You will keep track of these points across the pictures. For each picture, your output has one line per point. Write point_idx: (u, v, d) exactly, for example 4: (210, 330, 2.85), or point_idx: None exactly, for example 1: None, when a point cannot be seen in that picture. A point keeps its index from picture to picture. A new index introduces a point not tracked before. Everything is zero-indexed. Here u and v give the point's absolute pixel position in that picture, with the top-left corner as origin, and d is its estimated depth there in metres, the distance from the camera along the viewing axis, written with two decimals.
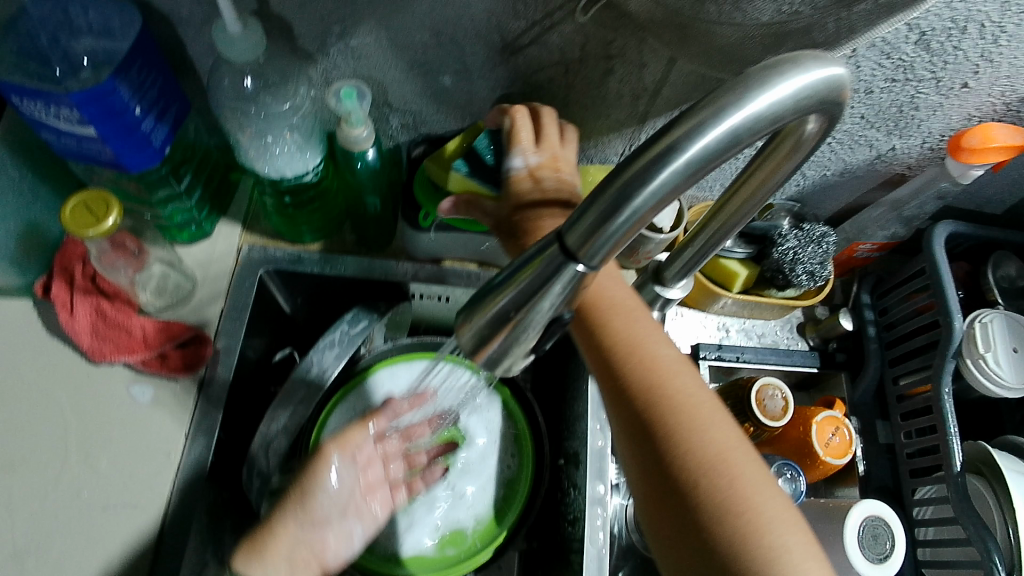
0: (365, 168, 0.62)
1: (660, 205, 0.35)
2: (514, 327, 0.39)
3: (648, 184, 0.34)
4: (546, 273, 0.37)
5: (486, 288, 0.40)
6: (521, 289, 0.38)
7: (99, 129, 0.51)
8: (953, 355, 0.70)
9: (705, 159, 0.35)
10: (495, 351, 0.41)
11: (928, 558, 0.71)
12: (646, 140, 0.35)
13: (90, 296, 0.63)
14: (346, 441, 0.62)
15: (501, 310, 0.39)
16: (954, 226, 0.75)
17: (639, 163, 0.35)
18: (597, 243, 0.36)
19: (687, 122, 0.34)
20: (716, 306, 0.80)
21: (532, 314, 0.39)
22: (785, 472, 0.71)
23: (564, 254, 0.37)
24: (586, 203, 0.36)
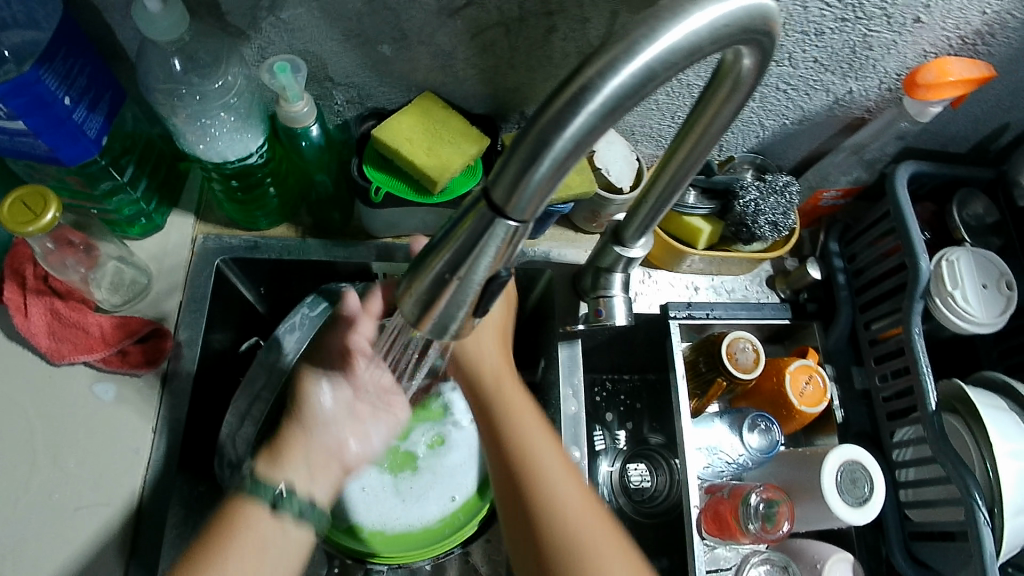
0: (310, 145, 0.61)
1: (584, 150, 0.34)
2: (454, 290, 0.39)
3: (565, 130, 0.33)
4: (478, 231, 0.37)
5: (427, 250, 0.40)
6: (456, 248, 0.37)
7: (28, 121, 0.50)
8: (921, 296, 0.70)
9: (624, 96, 0.34)
10: (438, 315, 0.41)
11: (909, 498, 0.72)
12: (563, 83, 0.34)
13: (45, 296, 0.62)
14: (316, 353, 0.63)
15: (438, 274, 0.38)
16: (916, 166, 0.74)
17: (555, 106, 0.33)
18: (523, 194, 0.35)
19: (598, 63, 0.33)
20: (684, 264, 0.80)
21: (471, 274, 0.38)
22: (760, 424, 0.74)
23: (493, 210, 0.36)
24: (509, 152, 0.34)
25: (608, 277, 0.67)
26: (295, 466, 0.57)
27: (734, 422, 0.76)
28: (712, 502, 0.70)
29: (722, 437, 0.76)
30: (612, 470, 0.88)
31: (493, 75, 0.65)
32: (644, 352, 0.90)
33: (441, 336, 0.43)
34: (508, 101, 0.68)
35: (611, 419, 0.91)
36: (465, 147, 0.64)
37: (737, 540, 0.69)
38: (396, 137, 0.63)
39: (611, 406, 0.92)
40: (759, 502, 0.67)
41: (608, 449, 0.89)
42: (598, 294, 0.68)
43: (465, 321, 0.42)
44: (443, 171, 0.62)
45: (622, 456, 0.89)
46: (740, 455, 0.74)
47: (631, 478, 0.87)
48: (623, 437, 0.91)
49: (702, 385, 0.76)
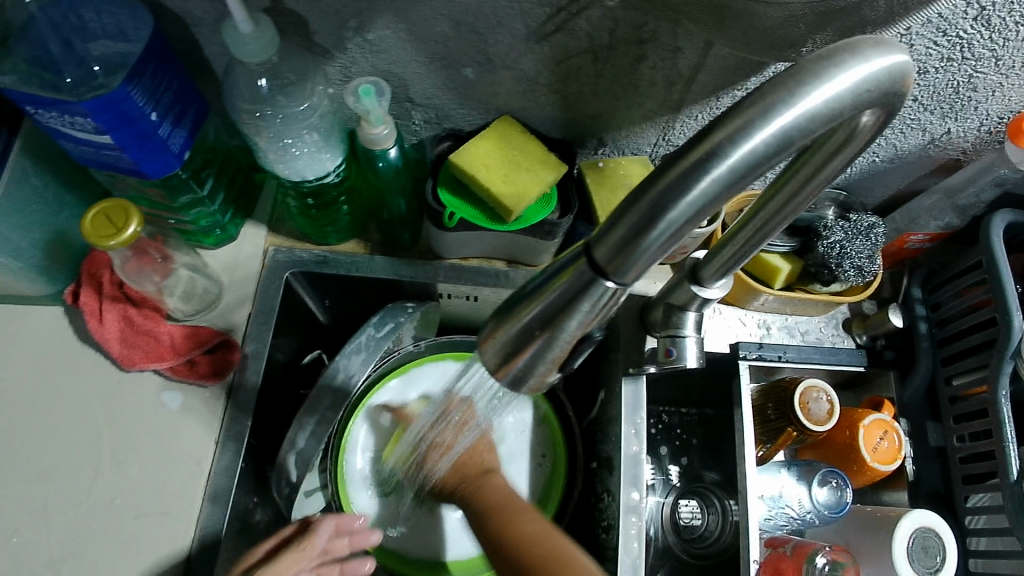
0: (387, 166, 0.60)
1: (702, 215, 0.33)
2: (541, 346, 0.37)
3: (686, 195, 0.32)
4: (574, 290, 0.35)
5: (515, 297, 0.38)
6: (549, 303, 0.36)
7: (114, 136, 0.50)
8: (1012, 357, 0.66)
9: (754, 163, 0.32)
10: (520, 370, 0.39)
11: (980, 569, 0.68)
12: (685, 145, 0.33)
13: (119, 302, 0.63)
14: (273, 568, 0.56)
15: (525, 328, 0.37)
16: (1013, 216, 0.70)
17: (678, 168, 0.32)
18: (630, 257, 0.34)
19: (732, 122, 0.32)
20: (756, 302, 0.77)
21: (558, 334, 0.37)
22: (831, 480, 0.69)
23: (593, 269, 0.35)
24: (619, 213, 0.33)
25: (680, 314, 0.64)
26: None
27: (802, 475, 0.71)
28: (772, 557, 0.68)
29: (789, 488, 0.72)
30: (662, 502, 0.87)
31: (575, 102, 0.63)
32: (705, 387, 0.88)
33: (521, 389, 0.41)
34: (587, 127, 0.67)
35: (664, 452, 0.90)
36: (543, 174, 0.63)
37: None
38: (477, 164, 0.62)
39: (666, 440, 0.90)
40: (825, 564, 0.64)
41: (659, 486, 0.87)
42: (668, 333, 0.65)
43: (548, 376, 0.41)
44: (520, 202, 0.61)
45: (674, 491, 0.87)
46: (806, 512, 0.70)
47: (680, 515, 0.85)
48: (675, 471, 0.89)
49: (771, 433, 0.73)
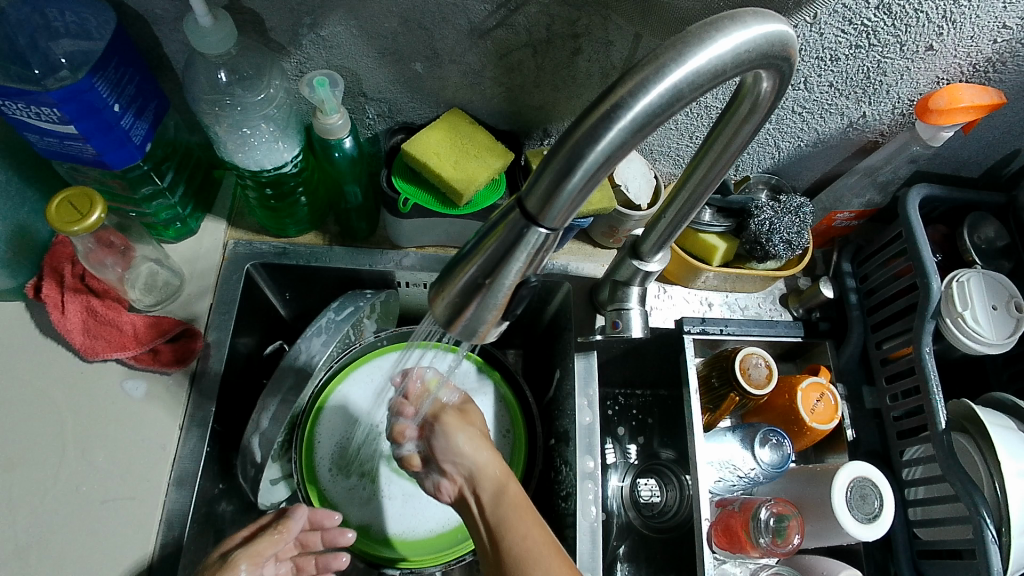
0: (343, 156, 0.63)
1: (615, 161, 0.37)
2: (485, 295, 0.41)
3: (598, 142, 0.35)
4: (510, 239, 0.39)
5: (458, 256, 0.42)
6: (488, 256, 0.39)
7: (80, 126, 0.52)
8: (932, 316, 0.71)
9: (652, 115, 0.36)
10: (467, 320, 0.43)
11: (919, 517, 0.72)
12: (598, 100, 0.36)
13: (81, 294, 0.64)
14: (254, 555, 0.58)
15: (471, 278, 0.40)
16: (928, 189, 0.76)
17: (590, 121, 0.36)
18: (556, 203, 0.37)
19: (632, 79, 0.36)
20: (699, 280, 0.81)
21: (499, 281, 0.40)
22: (771, 438, 0.74)
23: (526, 218, 0.38)
24: (543, 164, 0.37)
25: (626, 290, 0.68)
26: None
27: (745, 437, 0.76)
28: (722, 516, 0.72)
29: (733, 451, 0.76)
30: (622, 485, 0.89)
31: (519, 93, 0.67)
32: (658, 367, 0.92)
33: (469, 339, 0.45)
34: (533, 118, 0.70)
35: (622, 433, 0.93)
36: (490, 161, 0.66)
37: (748, 554, 0.70)
38: (426, 151, 0.65)
39: (623, 420, 0.93)
40: (769, 517, 0.68)
41: (618, 464, 0.90)
42: (614, 307, 0.69)
43: (493, 325, 0.44)
44: (470, 185, 0.65)
45: (632, 471, 0.90)
46: (752, 470, 0.74)
47: (640, 493, 0.88)
48: (634, 450, 0.92)
49: (715, 400, 0.78)
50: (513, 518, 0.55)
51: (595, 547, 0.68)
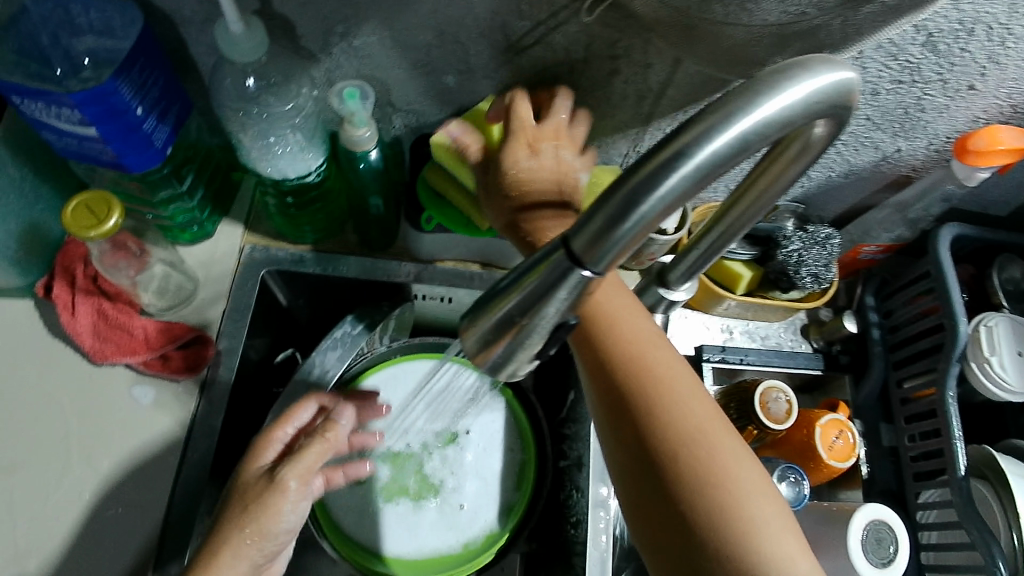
0: (367, 167, 0.61)
1: (670, 211, 0.35)
2: (519, 332, 0.39)
3: (654, 192, 0.34)
4: (553, 278, 0.36)
5: (492, 288, 0.39)
6: (527, 294, 0.37)
7: (100, 129, 0.51)
8: (958, 359, 0.70)
9: (716, 163, 0.34)
10: (499, 353, 0.41)
11: (931, 562, 0.72)
12: (656, 147, 0.35)
13: (93, 296, 0.63)
14: (300, 468, 0.55)
15: (507, 314, 0.38)
16: (959, 229, 0.74)
17: (648, 167, 0.34)
18: (605, 248, 0.35)
19: (696, 126, 0.34)
20: (720, 307, 0.80)
21: (535, 319, 0.38)
22: (789, 475, 0.71)
23: (571, 259, 0.36)
24: (593, 209, 0.35)
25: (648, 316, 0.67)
26: None
27: (762, 472, 0.72)
28: None
29: None
30: None
31: None
32: None
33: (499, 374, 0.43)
34: None
35: None
36: None
37: None
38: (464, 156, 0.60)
39: None
40: None
41: None
42: None
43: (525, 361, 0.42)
44: None
45: None
46: None
47: None
48: None
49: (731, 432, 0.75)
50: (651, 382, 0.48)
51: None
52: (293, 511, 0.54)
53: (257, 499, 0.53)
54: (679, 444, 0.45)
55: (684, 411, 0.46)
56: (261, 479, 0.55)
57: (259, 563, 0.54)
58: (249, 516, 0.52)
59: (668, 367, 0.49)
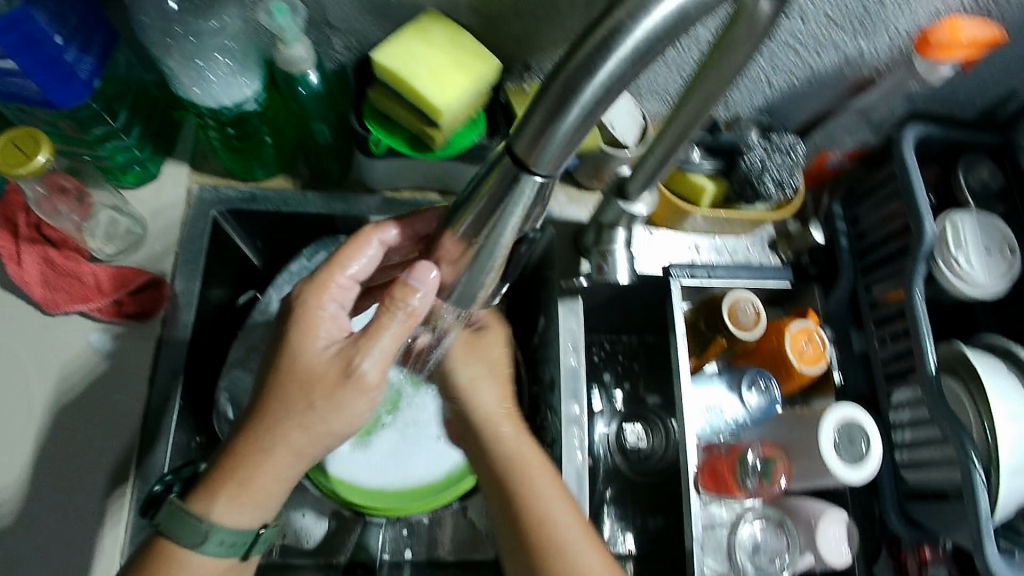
0: (308, 92, 0.59)
1: (612, 96, 0.34)
2: (481, 249, 0.41)
3: (592, 75, 0.33)
4: (503, 185, 0.38)
5: (457, 205, 0.42)
6: (483, 204, 0.39)
7: (18, 61, 0.48)
8: (924, 258, 0.70)
9: (656, 42, 0.33)
10: (470, 265, 0.43)
11: (905, 460, 0.73)
12: (589, 27, 0.33)
13: (38, 245, 0.61)
14: (377, 335, 0.51)
15: (471, 226, 0.41)
16: (923, 129, 0.73)
17: (588, 47, 0.33)
18: (546, 150, 0.35)
19: (629, 2, 0.32)
20: (686, 223, 0.78)
21: (497, 232, 0.40)
22: (759, 382, 0.75)
23: (516, 165, 0.37)
24: (532, 105, 0.35)
25: (610, 232, 0.66)
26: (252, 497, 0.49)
27: (733, 380, 0.77)
28: (709, 459, 0.72)
29: (721, 395, 0.78)
30: (608, 430, 0.89)
31: (496, 21, 0.62)
32: (645, 314, 0.89)
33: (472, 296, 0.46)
34: (511, 50, 0.66)
35: (607, 379, 0.92)
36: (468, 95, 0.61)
37: (733, 495, 0.71)
38: (405, 61, 0.56)
39: (609, 366, 0.93)
40: (757, 460, 0.71)
41: (605, 410, 0.89)
42: (600, 249, 0.67)
43: (493, 283, 0.45)
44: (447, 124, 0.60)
45: (618, 417, 0.89)
46: (739, 413, 0.76)
47: (626, 438, 0.88)
48: (620, 396, 0.91)
49: (702, 343, 0.77)
50: (528, 459, 0.58)
51: (581, 491, 0.67)
52: (361, 407, 0.52)
53: (327, 398, 0.51)
54: (521, 523, 0.55)
55: (504, 416, 0.61)
56: (331, 363, 0.51)
57: (321, 456, 0.53)
58: (323, 420, 0.51)
59: (495, 390, 0.63)
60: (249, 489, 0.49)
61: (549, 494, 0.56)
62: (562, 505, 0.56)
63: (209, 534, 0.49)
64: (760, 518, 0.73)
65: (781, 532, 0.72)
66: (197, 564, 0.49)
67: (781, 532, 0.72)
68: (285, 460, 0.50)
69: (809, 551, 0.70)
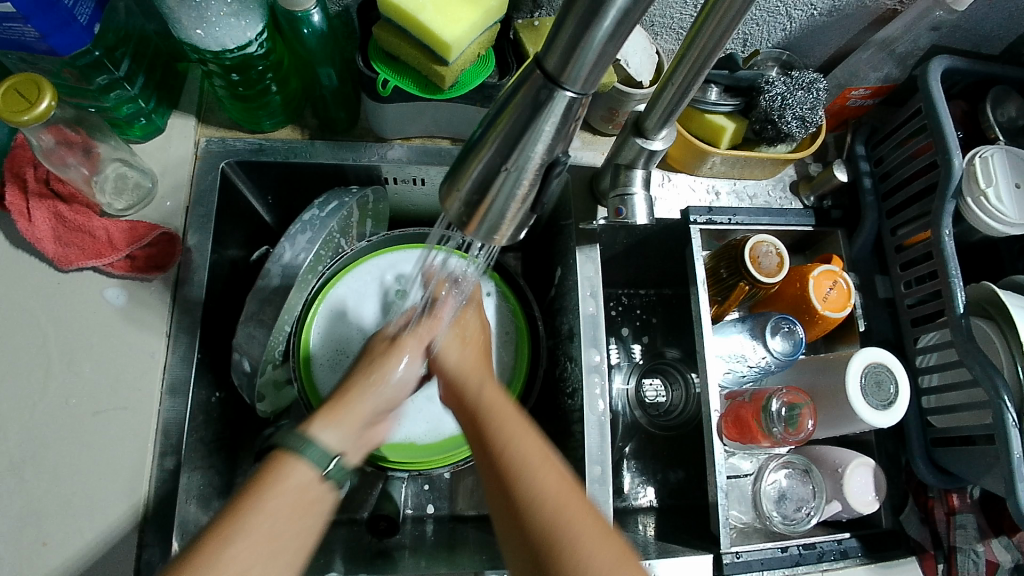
0: (312, 33, 0.57)
1: (647, 0, 0.32)
2: (503, 184, 0.37)
3: None
4: (530, 106, 0.35)
5: (468, 147, 0.38)
6: (510, 128, 0.35)
7: (17, 3, 0.47)
8: (952, 195, 0.67)
9: None
10: (487, 213, 0.38)
11: (932, 405, 0.70)
12: None
13: (47, 199, 0.60)
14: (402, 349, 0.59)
15: (489, 163, 0.36)
16: (950, 62, 0.70)
17: None
18: (581, 62, 0.33)
19: None
20: (705, 166, 0.77)
21: (522, 164, 0.36)
22: (783, 326, 0.71)
23: (547, 80, 0.35)
24: (563, 15, 0.33)
25: (629, 173, 0.65)
26: (342, 424, 0.48)
27: (755, 327, 0.73)
28: (733, 407, 0.72)
29: (742, 343, 0.73)
30: (627, 386, 0.87)
31: None
32: (663, 266, 0.87)
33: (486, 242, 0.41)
34: None
35: (626, 333, 0.91)
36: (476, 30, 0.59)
37: (758, 443, 0.70)
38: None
39: (627, 320, 0.91)
40: (781, 407, 0.67)
41: (624, 364, 0.89)
42: (617, 192, 0.65)
43: (513, 224, 0.40)
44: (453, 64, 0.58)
45: (638, 370, 0.88)
46: (763, 359, 0.72)
47: (646, 393, 0.86)
48: (638, 350, 0.90)
49: (723, 291, 0.76)
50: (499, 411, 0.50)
51: (603, 440, 0.66)
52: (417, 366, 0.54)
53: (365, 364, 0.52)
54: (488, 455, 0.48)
55: (480, 373, 0.54)
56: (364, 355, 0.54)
57: (371, 428, 0.51)
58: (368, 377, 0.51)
59: (464, 348, 0.56)
60: (337, 417, 0.48)
61: (522, 452, 0.47)
62: (541, 463, 0.46)
63: (310, 441, 0.46)
64: (785, 466, 0.70)
65: (807, 480, 0.70)
66: (299, 487, 0.44)
67: (806, 480, 0.70)
68: (368, 400, 0.50)
69: (835, 499, 0.68)
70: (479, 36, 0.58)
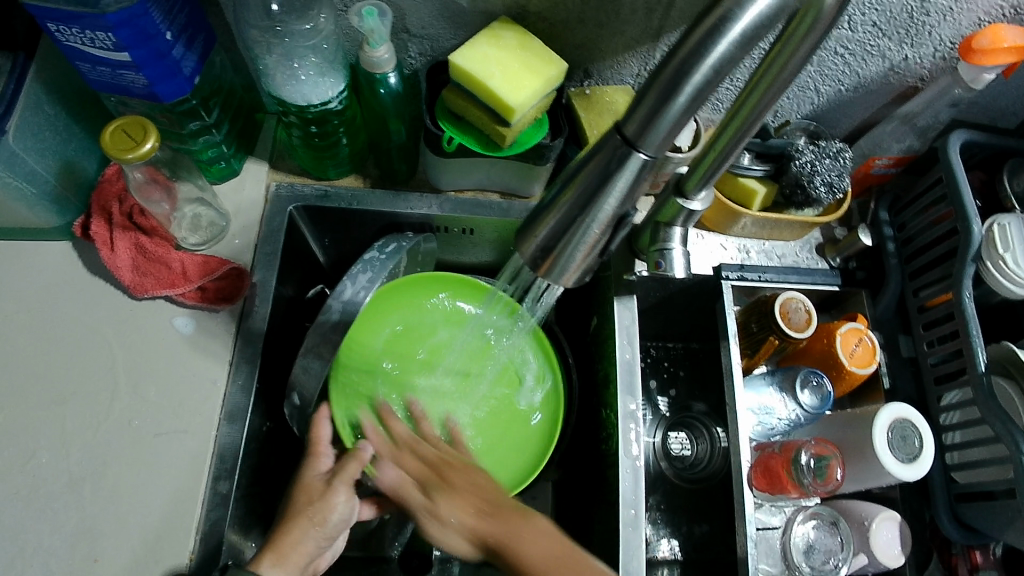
0: (388, 92, 0.63)
1: (719, 77, 0.37)
2: (576, 234, 0.41)
3: (705, 59, 0.36)
4: (608, 164, 0.39)
5: (539, 206, 0.43)
6: (586, 184, 0.40)
7: (134, 53, 0.53)
8: (972, 260, 0.70)
9: (759, 24, 0.36)
10: (558, 258, 0.42)
11: (956, 461, 0.72)
12: (698, 16, 0.36)
13: (129, 231, 0.65)
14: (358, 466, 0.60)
15: (566, 214, 0.41)
16: (968, 134, 0.75)
17: (697, 34, 0.36)
18: (658, 127, 0.38)
19: None
20: (736, 227, 0.82)
21: (595, 215, 0.40)
22: (812, 380, 0.73)
23: (626, 144, 0.39)
24: (644, 89, 0.38)
25: (667, 230, 0.68)
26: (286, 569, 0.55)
27: (786, 382, 0.75)
28: (762, 458, 0.73)
29: (774, 398, 0.76)
30: (653, 440, 0.88)
31: (560, 30, 0.66)
32: (692, 322, 0.90)
33: (556, 284, 0.45)
34: (573, 58, 0.70)
35: (653, 386, 0.91)
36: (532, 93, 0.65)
37: (788, 494, 0.71)
38: (480, 63, 0.61)
39: (655, 373, 0.92)
40: (809, 459, 0.69)
41: (649, 417, 0.89)
42: (656, 247, 0.69)
43: (579, 271, 0.44)
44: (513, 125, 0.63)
45: (663, 424, 0.89)
46: (792, 412, 0.74)
47: (671, 446, 0.87)
48: (664, 403, 0.90)
49: (753, 345, 0.79)
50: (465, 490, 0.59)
51: (637, 484, 0.68)
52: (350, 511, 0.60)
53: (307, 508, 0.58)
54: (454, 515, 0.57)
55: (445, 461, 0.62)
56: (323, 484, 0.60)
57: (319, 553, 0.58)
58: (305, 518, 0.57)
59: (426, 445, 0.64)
60: (283, 558, 0.55)
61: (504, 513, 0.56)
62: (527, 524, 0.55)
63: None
64: (813, 517, 0.72)
65: (835, 531, 0.71)
66: None
67: (834, 531, 0.71)
68: (309, 539, 0.57)
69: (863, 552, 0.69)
70: (539, 101, 0.63)
